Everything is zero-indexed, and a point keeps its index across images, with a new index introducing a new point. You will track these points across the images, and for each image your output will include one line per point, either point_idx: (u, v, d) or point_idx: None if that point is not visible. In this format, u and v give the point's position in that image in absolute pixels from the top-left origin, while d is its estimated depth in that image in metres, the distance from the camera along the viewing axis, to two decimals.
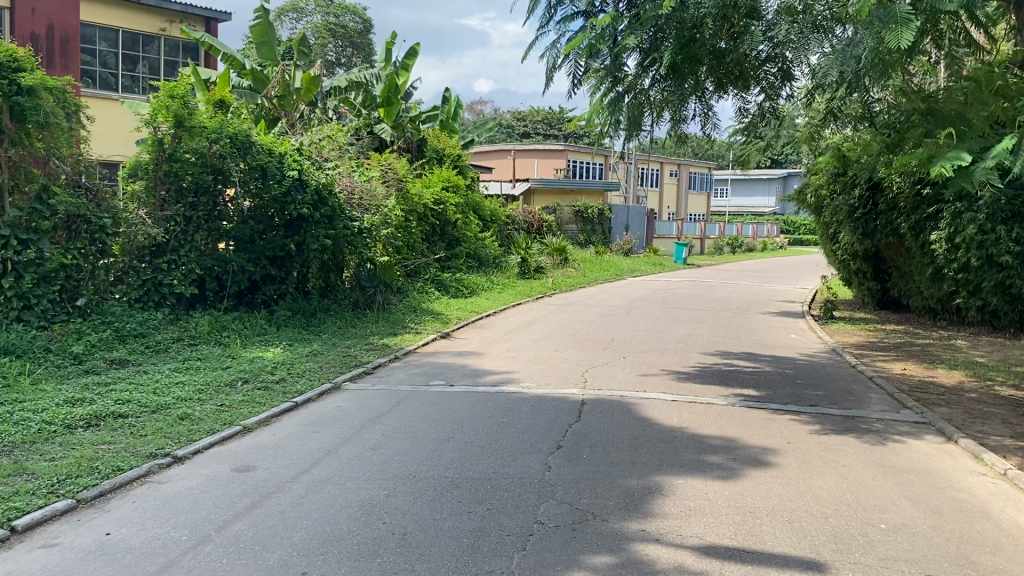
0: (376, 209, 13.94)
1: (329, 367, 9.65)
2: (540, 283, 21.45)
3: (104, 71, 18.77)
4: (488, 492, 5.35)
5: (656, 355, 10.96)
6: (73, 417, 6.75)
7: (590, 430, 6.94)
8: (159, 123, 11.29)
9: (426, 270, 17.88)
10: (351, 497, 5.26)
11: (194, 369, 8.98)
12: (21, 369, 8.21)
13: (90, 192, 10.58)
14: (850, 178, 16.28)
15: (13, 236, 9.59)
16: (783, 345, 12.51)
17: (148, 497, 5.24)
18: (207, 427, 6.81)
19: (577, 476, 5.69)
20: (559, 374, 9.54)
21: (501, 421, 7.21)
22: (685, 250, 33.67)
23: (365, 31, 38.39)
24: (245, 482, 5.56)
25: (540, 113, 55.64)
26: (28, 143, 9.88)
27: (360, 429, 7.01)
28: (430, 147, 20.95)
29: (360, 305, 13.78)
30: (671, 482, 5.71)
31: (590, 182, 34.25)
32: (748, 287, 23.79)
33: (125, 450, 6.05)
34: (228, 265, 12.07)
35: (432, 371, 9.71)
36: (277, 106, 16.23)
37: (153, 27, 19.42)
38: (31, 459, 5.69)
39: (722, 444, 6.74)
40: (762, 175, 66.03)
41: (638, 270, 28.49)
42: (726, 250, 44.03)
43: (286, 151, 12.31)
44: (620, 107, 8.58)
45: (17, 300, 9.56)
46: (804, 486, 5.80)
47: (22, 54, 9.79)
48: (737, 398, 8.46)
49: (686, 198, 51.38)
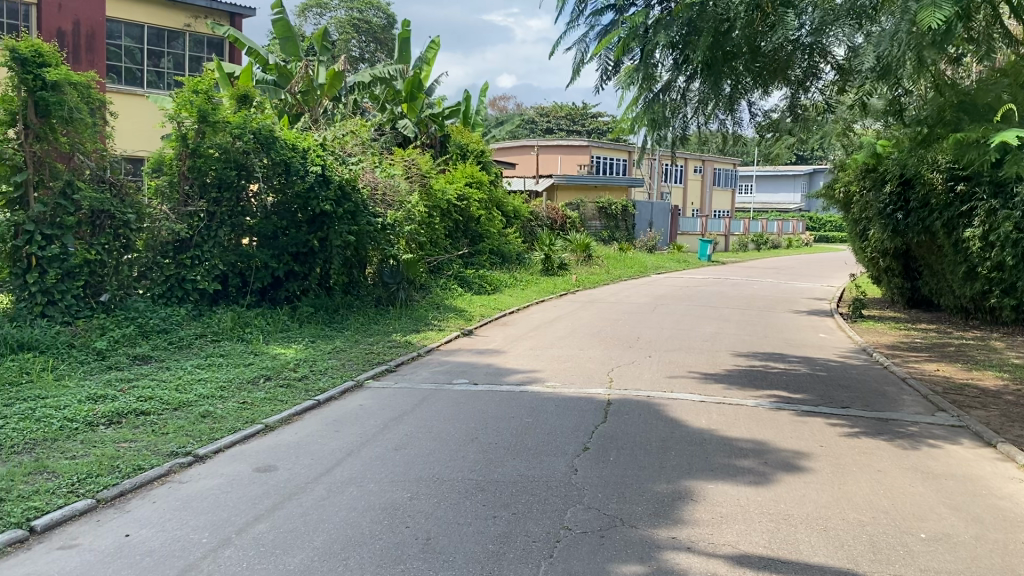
0: (399, 205, 13.86)
1: (352, 365, 9.56)
2: (564, 279, 21.33)
3: (130, 68, 18.83)
4: (514, 495, 5.23)
5: (682, 354, 10.79)
6: (95, 414, 6.70)
7: (617, 432, 6.80)
8: (183, 118, 11.24)
9: (449, 266, 17.81)
10: (374, 499, 5.16)
11: (216, 366, 8.91)
12: (44, 365, 8.18)
13: (114, 187, 10.59)
14: (881, 173, 15.90)
15: (36, 232, 9.59)
16: (811, 345, 12.28)
17: (168, 498, 5.16)
18: (229, 425, 6.74)
19: (604, 480, 5.55)
20: (584, 373, 9.40)
21: (526, 421, 7.09)
22: (710, 246, 33.36)
23: (390, 25, 38.37)
24: (267, 482, 5.48)
25: (563, 109, 55.50)
26: (53, 138, 9.82)
27: (382, 428, 6.91)
28: (453, 143, 20.86)
29: (383, 302, 13.69)
30: (701, 486, 5.56)
31: (614, 177, 33.95)
32: (773, 285, 23.50)
33: (146, 449, 5.98)
34: (252, 261, 12.04)
35: (454, 370, 9.60)
36: (300, 102, 16.21)
37: (178, 23, 19.48)
38: (52, 457, 5.64)
39: (752, 448, 6.57)
40: (787, 170, 65.47)
41: (662, 267, 28.33)
42: (751, 247, 43.61)
43: (308, 146, 12.31)
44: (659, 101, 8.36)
45: (41, 294, 9.57)
46: (839, 492, 5.62)
47: (47, 49, 9.68)
48: (768, 399, 8.28)
49: (710, 194, 50.94)
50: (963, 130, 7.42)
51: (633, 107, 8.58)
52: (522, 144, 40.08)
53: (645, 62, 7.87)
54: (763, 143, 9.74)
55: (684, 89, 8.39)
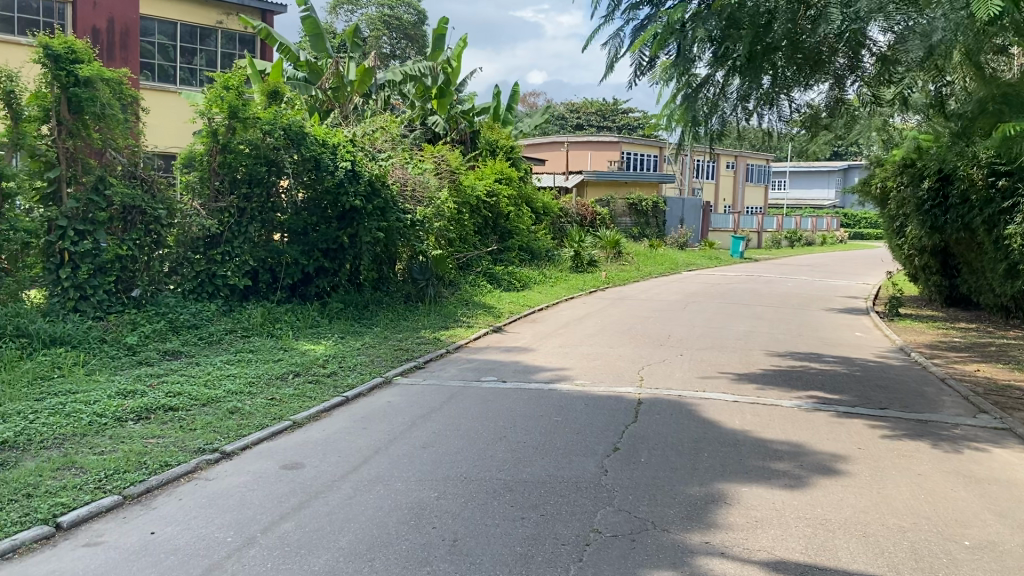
0: (428, 201, 13.78)
1: (381, 361, 9.50)
2: (594, 276, 21.16)
3: (163, 65, 18.98)
4: (543, 495, 5.12)
5: (714, 353, 10.61)
6: (124, 409, 6.70)
7: (649, 432, 6.66)
8: (214, 114, 11.21)
9: (478, 263, 17.73)
10: (401, 498, 5.08)
11: (245, 362, 8.91)
12: (76, 360, 8.22)
13: (145, 183, 10.65)
14: (920, 168, 15.53)
15: (69, 227, 9.66)
16: (847, 344, 12.03)
17: (194, 494, 5.13)
18: (257, 422, 6.71)
19: (635, 481, 5.42)
20: (614, 371, 9.26)
21: (556, 420, 6.98)
22: (742, 243, 32.97)
23: (420, 22, 38.35)
24: (293, 480, 5.43)
25: (594, 104, 55.25)
26: (86, 134, 9.90)
27: (410, 426, 6.84)
28: (483, 139, 20.75)
29: (413, 298, 13.63)
30: (735, 489, 5.42)
31: (645, 173, 33.54)
32: (808, 283, 23.12)
33: (174, 445, 5.96)
34: (282, 257, 12.03)
35: (483, 367, 9.51)
36: (330, 99, 16.22)
37: (211, 20, 19.59)
38: (80, 453, 5.64)
39: (788, 450, 6.41)
40: (821, 167, 64.59)
41: (693, 264, 28.04)
42: (784, 244, 43.07)
43: (339, 142, 12.22)
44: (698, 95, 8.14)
45: (74, 290, 9.63)
46: (877, 497, 5.45)
47: (80, 46, 9.72)
48: (803, 399, 8.09)
49: (743, 190, 50.37)
50: (1009, 122, 7.17)
51: (674, 104, 8.40)
52: (552, 140, 39.90)
53: (684, 55, 7.68)
54: (802, 139, 9.46)
55: (721, 83, 8.18)
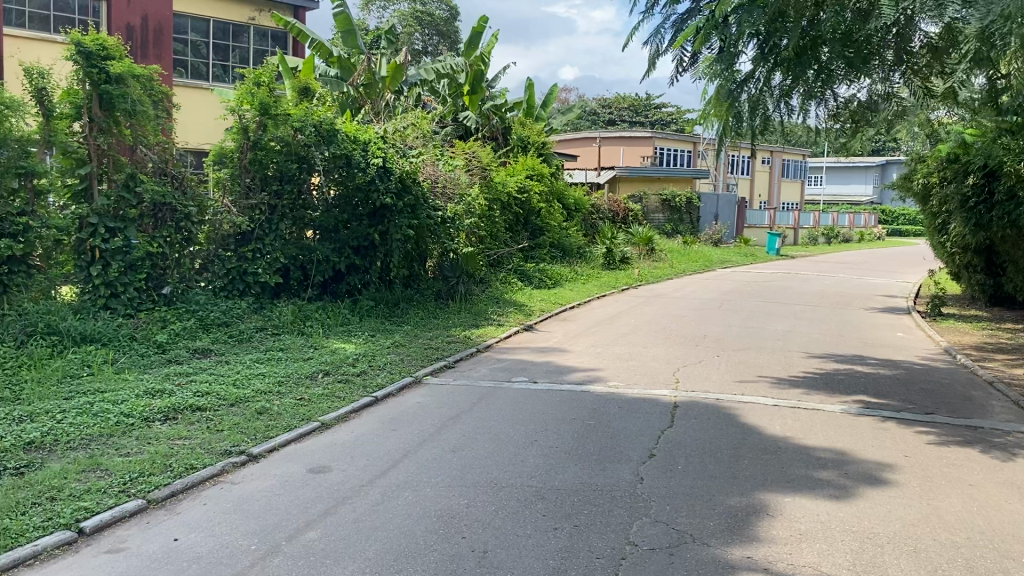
0: (460, 198, 13.61)
1: (410, 360, 9.37)
2: (626, 273, 20.88)
3: (196, 62, 19.04)
4: (576, 504, 4.95)
5: (752, 354, 10.34)
6: (151, 409, 6.63)
7: (685, 437, 6.45)
8: (245, 111, 11.18)
9: (509, 260, 17.56)
10: (429, 505, 4.93)
11: (275, 361, 8.82)
12: (105, 357, 8.19)
13: (176, 180, 10.62)
14: (964, 164, 15.05)
15: (100, 224, 9.64)
16: (889, 346, 11.68)
17: (219, 499, 5.02)
18: (285, 423, 6.60)
19: (673, 491, 5.22)
20: (649, 373, 9.04)
21: (589, 424, 6.79)
22: (778, 240, 32.45)
23: (452, 17, 38.19)
24: (320, 484, 5.30)
25: (627, 100, 54.78)
26: (117, 131, 9.91)
27: (440, 428, 6.69)
28: (515, 135, 20.57)
29: (443, 295, 13.53)
30: (777, 500, 5.20)
31: (678, 169, 33.09)
32: (846, 281, 22.64)
33: (200, 447, 5.86)
34: (313, 254, 11.94)
35: (514, 368, 9.34)
36: (362, 95, 16.12)
37: (243, 17, 19.60)
38: (106, 454, 5.56)
39: (831, 457, 6.16)
40: (859, 163, 63.52)
41: (728, 261, 27.63)
42: (820, 241, 42.38)
43: (370, 138, 12.04)
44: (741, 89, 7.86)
45: (104, 287, 9.61)
46: (927, 509, 5.19)
47: (111, 42, 9.71)
48: (845, 403, 7.82)
49: (778, 185, 49.64)
50: None
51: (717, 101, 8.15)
52: (584, 135, 39.60)
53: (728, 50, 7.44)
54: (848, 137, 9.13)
55: (765, 79, 7.90)
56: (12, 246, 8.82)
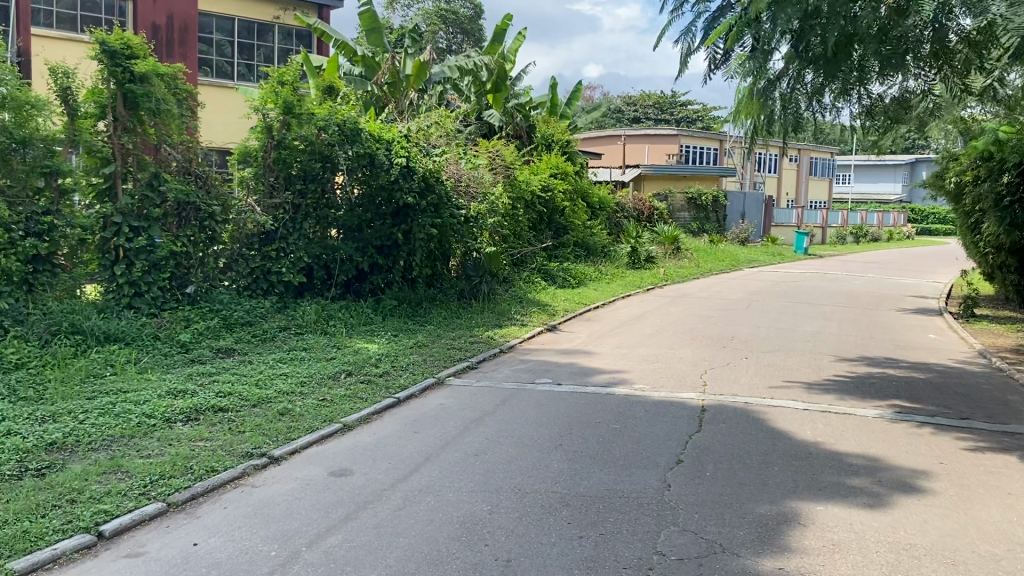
0: (483, 197, 13.51)
1: (433, 360, 9.29)
2: (652, 273, 20.68)
3: (221, 61, 19.10)
4: (601, 512, 4.83)
5: (780, 356, 10.15)
6: (173, 410, 6.60)
7: (713, 443, 6.30)
8: (268, 110, 11.20)
9: (533, 259, 17.45)
10: (452, 511, 4.84)
11: (298, 361, 8.78)
12: (128, 357, 8.19)
13: (199, 179, 10.63)
14: (1000, 161, 14.57)
15: (125, 223, 9.66)
16: (922, 348, 11.43)
17: (239, 503, 4.96)
18: (307, 424, 6.54)
19: (701, 499, 5.08)
20: (675, 375, 8.89)
21: (614, 428, 6.67)
22: (806, 239, 32.07)
23: (477, 15, 38.11)
24: (341, 488, 5.23)
25: (652, 97, 54.44)
26: (141, 130, 9.94)
27: (463, 431, 6.60)
28: (539, 134, 20.44)
29: (466, 295, 13.46)
30: (809, 508, 5.04)
31: (705, 167, 32.76)
32: (875, 281, 22.27)
33: (222, 449, 5.81)
34: (337, 254, 11.90)
35: (538, 369, 9.22)
36: (386, 94, 16.07)
37: (268, 16, 19.63)
38: (127, 456, 5.53)
39: (864, 464, 5.99)
40: (887, 161, 62.74)
41: (755, 260, 27.33)
42: (849, 240, 41.87)
43: (393, 137, 11.95)
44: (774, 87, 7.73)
45: (128, 287, 9.62)
46: (965, 519, 5.02)
47: (136, 41, 9.70)
48: (877, 408, 7.63)
49: (805, 184, 49.10)
50: None
51: (750, 97, 8.04)
52: (609, 133, 39.38)
53: (762, 48, 7.30)
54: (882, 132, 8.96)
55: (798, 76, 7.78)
56: (38, 245, 8.85)
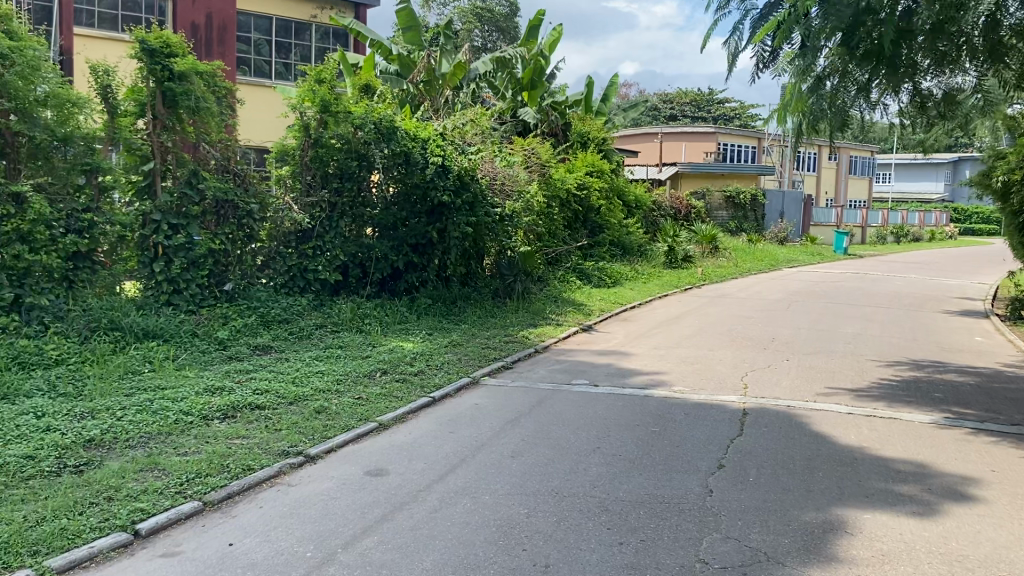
0: (518, 195, 13.41)
1: (469, 360, 9.22)
2: (689, 272, 20.44)
3: (259, 59, 19.25)
4: (641, 517, 4.72)
5: (823, 359, 9.93)
6: (210, 407, 6.60)
7: (756, 447, 6.15)
8: (306, 108, 11.22)
9: (568, 258, 17.34)
10: (489, 514, 4.75)
11: (334, 359, 8.76)
12: (166, 354, 8.24)
13: (238, 177, 10.68)
14: None
15: (164, 221, 9.74)
16: (968, 352, 11.12)
17: (275, 502, 4.93)
18: (342, 423, 6.50)
19: (744, 505, 4.95)
20: (715, 378, 8.72)
21: (653, 431, 6.54)
22: (846, 238, 31.52)
23: (513, 14, 38.03)
24: (377, 488, 5.17)
25: (688, 95, 53.98)
26: (180, 128, 10.03)
27: (500, 432, 6.51)
28: (575, 132, 20.31)
29: (500, 294, 13.37)
30: (856, 516, 4.87)
31: (743, 166, 32.34)
32: (918, 282, 21.79)
33: (258, 447, 5.79)
34: (372, 251, 11.87)
35: (574, 370, 9.11)
36: (422, 92, 15.97)
37: (305, 15, 19.72)
38: (164, 453, 5.53)
39: (913, 470, 5.78)
40: (929, 160, 61.55)
41: (793, 260, 26.91)
42: (889, 240, 41.11)
43: (429, 135, 11.86)
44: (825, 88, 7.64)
45: (167, 284, 9.68)
46: (1021, 530, 4.81)
47: (175, 40, 9.77)
48: (925, 413, 7.40)
49: (845, 182, 48.32)
50: None
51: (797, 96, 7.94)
52: (646, 131, 39.11)
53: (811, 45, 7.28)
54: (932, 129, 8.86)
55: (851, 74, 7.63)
56: (78, 242, 8.90)
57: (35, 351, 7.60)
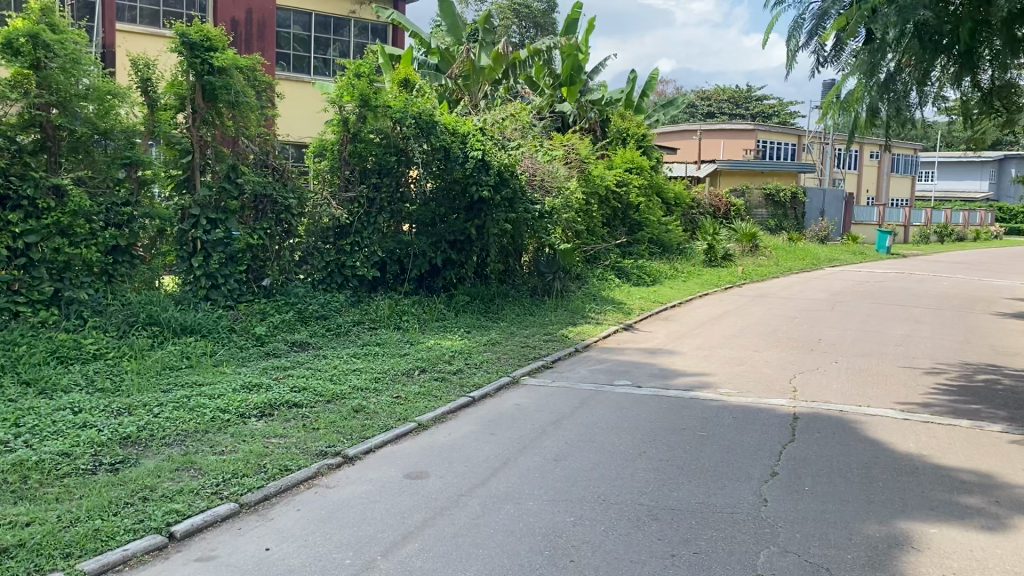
0: (558, 192, 13.18)
1: (508, 359, 9.02)
2: (730, 271, 20.08)
3: (298, 54, 19.24)
4: (693, 528, 4.50)
5: (874, 362, 9.57)
6: (247, 404, 6.49)
7: (810, 454, 5.87)
8: (344, 103, 11.08)
9: (606, 256, 17.11)
10: (533, 521, 4.56)
11: (371, 356, 8.64)
12: (204, 349, 8.17)
13: (276, 172, 10.61)
14: None
15: (202, 216, 9.70)
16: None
17: (313, 505, 4.79)
18: (381, 423, 6.34)
19: (802, 516, 4.70)
20: (763, 381, 8.43)
21: (701, 436, 6.30)
22: (889, 238, 30.81)
23: (551, 9, 37.66)
24: (417, 492, 5.00)
25: (727, 92, 53.33)
26: (220, 122, 10.01)
27: (541, 434, 6.31)
28: (614, 128, 20.07)
29: (538, 292, 13.22)
30: (921, 530, 4.58)
31: (783, 164, 31.76)
32: (967, 282, 21.16)
33: (295, 447, 5.65)
34: (410, 248, 11.72)
35: (617, 370, 8.88)
36: (459, 87, 15.76)
37: (344, 9, 19.66)
38: (201, 452, 5.42)
39: (979, 480, 5.46)
40: (975, 157, 60.20)
41: (836, 259, 26.36)
42: (933, 239, 40.22)
43: (469, 130, 11.70)
44: (894, 87, 7.52)
45: (205, 278, 9.63)
46: None
47: (215, 34, 9.75)
48: (987, 418, 7.05)
49: (888, 180, 47.36)
50: None
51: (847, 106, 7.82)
52: (684, 128, 38.61)
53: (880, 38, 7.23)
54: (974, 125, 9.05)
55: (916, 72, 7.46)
56: (117, 236, 8.84)
57: (74, 346, 7.55)
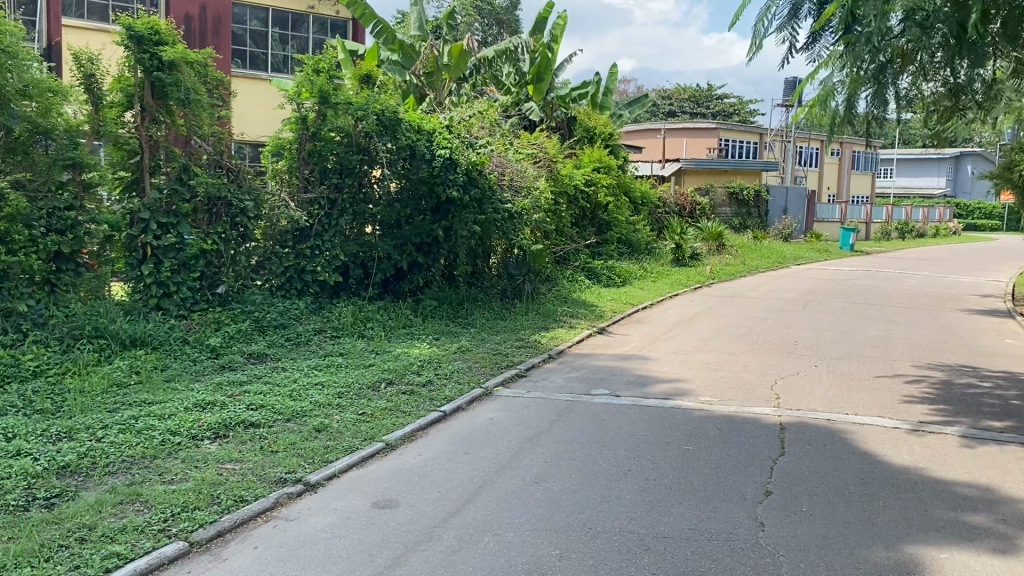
0: (527, 191, 12.77)
1: (479, 368, 8.61)
2: (698, 270, 19.85)
3: (255, 52, 18.63)
4: (689, 560, 4.14)
5: (854, 366, 9.31)
6: (200, 425, 6.00)
7: (802, 470, 5.56)
8: (302, 101, 10.59)
9: (575, 257, 16.78)
10: (515, 556, 4.17)
11: (334, 368, 8.15)
12: (156, 363, 7.66)
13: (231, 173, 10.05)
14: None
15: (152, 220, 9.15)
16: (1004, 355, 10.52)
17: (271, 542, 4.34)
18: (345, 444, 5.89)
19: (804, 543, 4.36)
20: (744, 388, 8.12)
21: (687, 451, 5.96)
22: (853, 235, 30.93)
23: (514, 6, 37.27)
24: (387, 524, 4.58)
25: (687, 91, 53.58)
26: (171, 121, 9.48)
27: (519, 452, 5.92)
28: (581, 126, 19.86)
29: (509, 295, 12.82)
30: (931, 555, 4.27)
31: (747, 161, 31.77)
32: (933, 279, 21.17)
33: (252, 473, 5.19)
34: (374, 251, 11.26)
35: (593, 378, 8.51)
36: (424, 84, 15.40)
37: (303, 6, 19.05)
38: (147, 482, 4.93)
39: (981, 495, 5.18)
40: (931, 155, 61.15)
41: (803, 257, 26.34)
42: (893, 236, 40.63)
43: (434, 128, 11.28)
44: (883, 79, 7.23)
45: (156, 287, 9.10)
46: None
47: (163, 27, 9.20)
48: (977, 427, 6.80)
49: (848, 178, 47.80)
50: None
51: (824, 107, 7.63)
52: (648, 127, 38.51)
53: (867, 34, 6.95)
54: (940, 123, 8.85)
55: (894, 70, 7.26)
56: (60, 242, 8.27)
57: (11, 363, 6.99)
